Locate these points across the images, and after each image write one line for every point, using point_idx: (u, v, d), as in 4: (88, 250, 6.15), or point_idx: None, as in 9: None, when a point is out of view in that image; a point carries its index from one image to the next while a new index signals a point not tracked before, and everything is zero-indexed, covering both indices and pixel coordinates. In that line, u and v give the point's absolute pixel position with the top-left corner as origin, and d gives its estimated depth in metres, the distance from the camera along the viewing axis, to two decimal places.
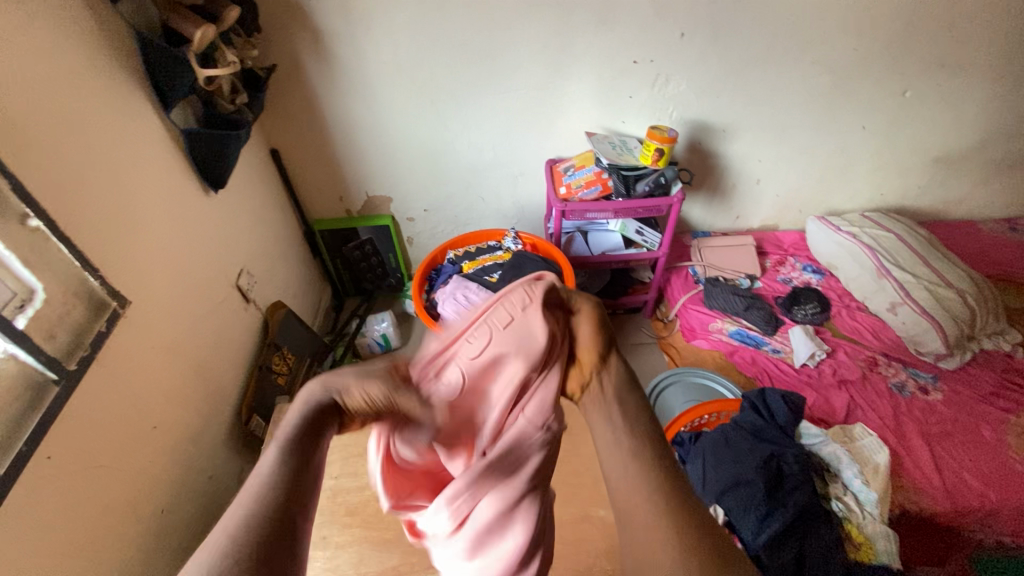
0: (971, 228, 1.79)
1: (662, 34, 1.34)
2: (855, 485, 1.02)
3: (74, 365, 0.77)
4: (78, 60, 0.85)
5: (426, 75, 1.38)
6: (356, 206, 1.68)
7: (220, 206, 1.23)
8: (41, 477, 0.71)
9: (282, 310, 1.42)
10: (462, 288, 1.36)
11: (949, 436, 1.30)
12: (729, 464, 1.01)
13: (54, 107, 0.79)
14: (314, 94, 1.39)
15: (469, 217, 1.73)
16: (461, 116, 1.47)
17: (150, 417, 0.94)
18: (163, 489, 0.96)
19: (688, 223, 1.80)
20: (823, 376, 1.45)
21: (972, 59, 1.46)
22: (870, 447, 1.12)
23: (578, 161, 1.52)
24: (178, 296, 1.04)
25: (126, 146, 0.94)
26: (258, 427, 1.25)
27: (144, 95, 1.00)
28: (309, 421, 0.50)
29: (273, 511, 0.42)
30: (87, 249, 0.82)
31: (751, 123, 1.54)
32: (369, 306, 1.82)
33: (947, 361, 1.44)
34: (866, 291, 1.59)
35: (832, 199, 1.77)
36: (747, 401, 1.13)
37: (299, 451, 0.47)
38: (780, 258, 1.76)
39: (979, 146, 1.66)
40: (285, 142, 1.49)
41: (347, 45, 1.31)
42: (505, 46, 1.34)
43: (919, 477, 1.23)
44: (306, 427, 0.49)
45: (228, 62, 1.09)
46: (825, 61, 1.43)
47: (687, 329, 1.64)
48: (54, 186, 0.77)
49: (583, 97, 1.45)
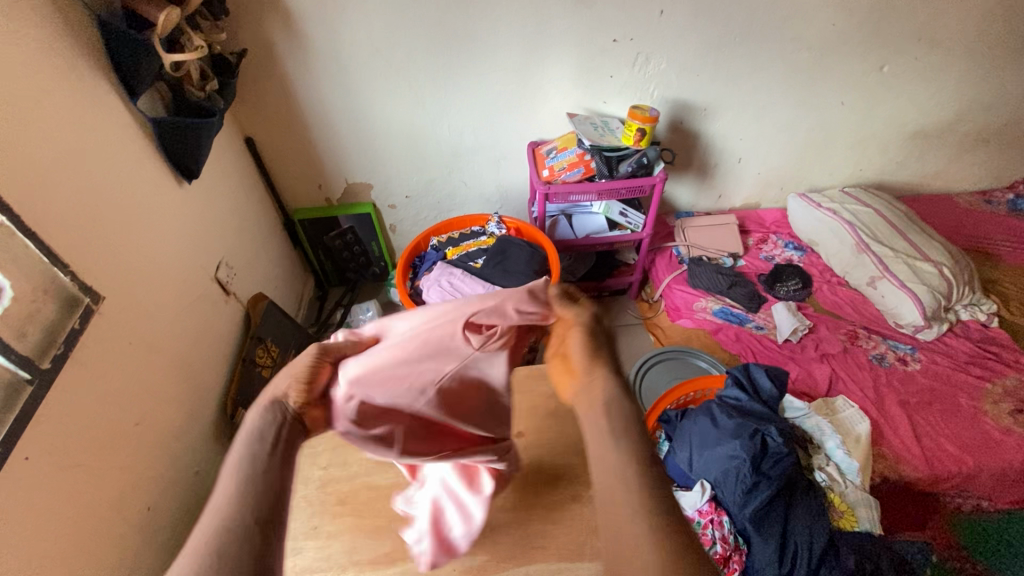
0: (947, 202, 1.82)
1: (641, 12, 1.33)
2: (838, 455, 1.06)
3: (47, 364, 0.75)
4: (36, 47, 0.81)
5: (403, 59, 1.35)
6: (336, 194, 1.65)
7: (194, 198, 1.19)
8: (20, 477, 0.70)
9: (264, 302, 1.39)
10: (447, 275, 1.35)
11: (928, 405, 1.33)
12: (714, 441, 1.02)
13: (15, 98, 0.76)
14: (288, 79, 1.35)
15: (452, 202, 1.71)
16: (440, 100, 1.45)
17: (132, 414, 0.92)
18: (148, 487, 0.95)
19: (672, 204, 1.80)
20: (805, 350, 1.47)
21: (948, 33, 1.47)
22: (852, 418, 1.16)
23: (560, 142, 1.50)
24: (154, 291, 1.01)
25: (92, 136, 0.91)
26: (244, 421, 1.23)
27: (109, 85, 0.96)
28: (266, 447, 0.50)
29: (244, 535, 0.44)
30: (55, 244, 0.79)
31: (732, 101, 1.54)
32: (354, 295, 1.80)
33: (926, 332, 1.47)
34: (847, 266, 1.61)
35: (813, 176, 1.78)
36: (733, 377, 1.13)
37: (270, 464, 0.49)
38: (763, 236, 1.78)
39: (955, 120, 1.68)
40: (260, 129, 1.45)
41: (320, 27, 1.27)
42: (483, 26, 1.31)
43: (899, 446, 1.26)
44: (269, 446, 0.50)
45: (194, 46, 1.05)
46: (804, 37, 1.43)
47: (672, 309, 1.65)
48: (17, 179, 0.74)
49: (564, 78, 1.43)
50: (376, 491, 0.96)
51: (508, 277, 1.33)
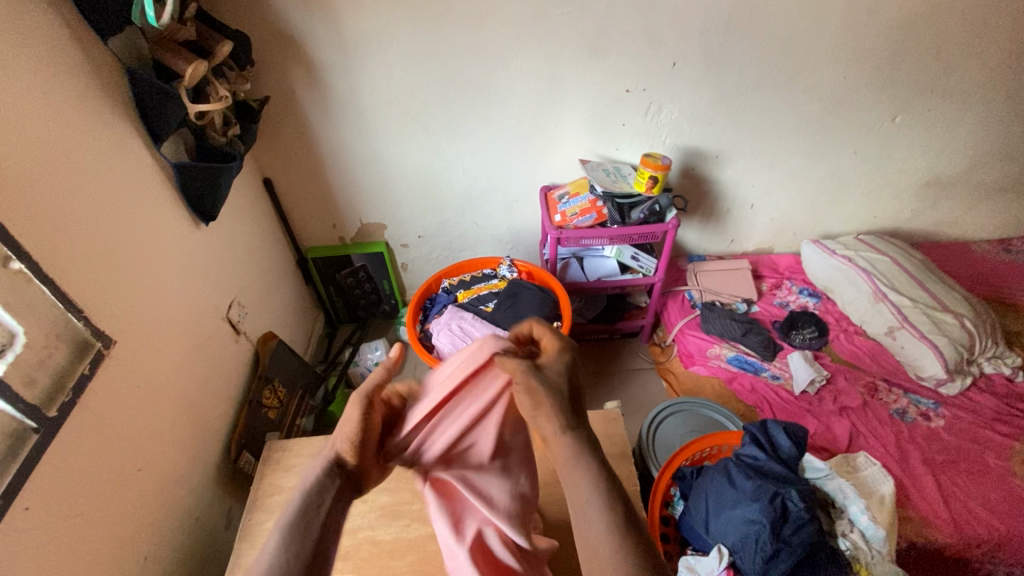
0: (964, 250, 1.80)
1: (654, 64, 1.35)
2: (862, 521, 0.99)
3: (54, 412, 0.74)
4: (69, 99, 0.84)
5: (419, 105, 1.38)
6: (350, 233, 1.66)
7: (211, 239, 1.21)
8: (19, 529, 0.68)
9: (273, 340, 1.39)
10: (457, 319, 1.34)
11: (954, 464, 1.28)
12: (731, 500, 0.99)
13: (43, 148, 0.78)
14: (308, 124, 1.39)
15: (464, 243, 1.72)
16: (454, 144, 1.47)
17: (136, 459, 0.91)
18: (147, 535, 0.93)
19: (684, 248, 1.79)
20: (823, 403, 1.43)
21: (959, 86, 1.48)
22: (875, 478, 1.11)
23: (572, 188, 1.52)
24: (166, 332, 1.02)
25: (113, 182, 0.92)
26: (248, 464, 1.21)
27: (133, 131, 0.99)
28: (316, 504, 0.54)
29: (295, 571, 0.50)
30: (72, 291, 0.80)
31: (744, 149, 1.55)
32: (363, 333, 1.80)
33: (948, 386, 1.42)
34: (864, 315, 1.59)
35: (826, 222, 1.77)
36: (750, 435, 1.09)
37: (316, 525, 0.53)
38: (776, 281, 1.76)
39: (971, 170, 1.67)
40: (278, 171, 1.48)
41: (341, 76, 1.31)
42: (497, 77, 1.35)
43: (926, 508, 1.21)
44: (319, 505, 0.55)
45: (219, 96, 1.08)
46: (815, 88, 1.45)
47: (685, 355, 1.62)
48: (39, 227, 0.76)
49: (577, 125, 1.46)
50: (378, 546, 0.93)
51: (519, 322, 1.32)
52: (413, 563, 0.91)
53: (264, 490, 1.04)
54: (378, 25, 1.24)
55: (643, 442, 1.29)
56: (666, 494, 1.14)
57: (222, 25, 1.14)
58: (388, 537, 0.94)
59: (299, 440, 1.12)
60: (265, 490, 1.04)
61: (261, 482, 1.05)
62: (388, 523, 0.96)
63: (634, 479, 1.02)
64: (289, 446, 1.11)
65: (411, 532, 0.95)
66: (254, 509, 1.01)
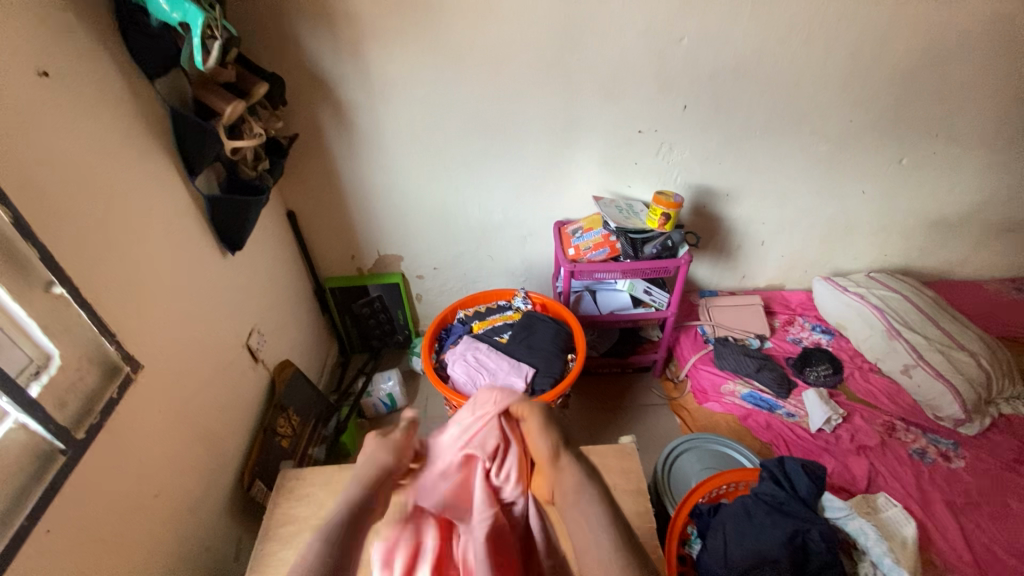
0: (977, 288, 1.80)
1: (665, 106, 1.41)
2: (886, 563, 0.97)
3: (81, 434, 0.76)
4: (116, 134, 0.90)
5: (440, 143, 1.44)
6: (367, 264, 1.70)
7: (236, 267, 1.25)
8: (40, 553, 0.69)
9: (290, 368, 1.41)
10: (473, 349, 1.36)
11: (977, 507, 1.25)
12: (752, 537, 0.97)
13: (88, 180, 0.83)
14: (333, 160, 1.45)
15: (478, 275, 1.75)
16: (473, 180, 1.52)
17: (153, 484, 0.91)
18: (160, 562, 0.92)
19: (696, 283, 1.81)
20: (840, 442, 1.41)
21: (963, 129, 1.52)
22: (896, 519, 1.08)
23: (585, 223, 1.55)
24: (190, 359, 1.04)
25: (151, 213, 0.97)
26: (260, 493, 1.21)
27: (171, 164, 1.04)
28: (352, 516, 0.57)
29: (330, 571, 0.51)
30: (106, 317, 0.83)
31: (754, 188, 1.59)
32: (376, 363, 1.81)
33: (968, 427, 1.41)
34: (878, 352, 1.58)
35: (837, 259, 1.79)
36: (767, 471, 1.08)
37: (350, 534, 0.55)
38: (789, 317, 1.76)
39: (981, 209, 1.69)
40: (301, 204, 1.53)
41: (366, 116, 1.38)
42: (515, 118, 1.41)
43: (949, 552, 1.17)
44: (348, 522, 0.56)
45: (253, 133, 1.13)
46: (822, 131, 1.49)
47: (699, 391, 1.61)
48: (79, 254, 0.79)
49: (590, 163, 1.51)
50: None
51: (534, 353, 1.33)
52: None
53: (277, 519, 1.04)
54: (404, 68, 1.31)
55: (658, 479, 1.28)
56: (682, 532, 1.11)
57: (258, 67, 1.21)
58: None
59: (313, 469, 1.12)
60: (278, 520, 1.04)
61: (274, 511, 1.05)
62: None
63: (651, 516, 1.00)
64: (303, 475, 1.11)
65: None
66: (266, 540, 1.01)
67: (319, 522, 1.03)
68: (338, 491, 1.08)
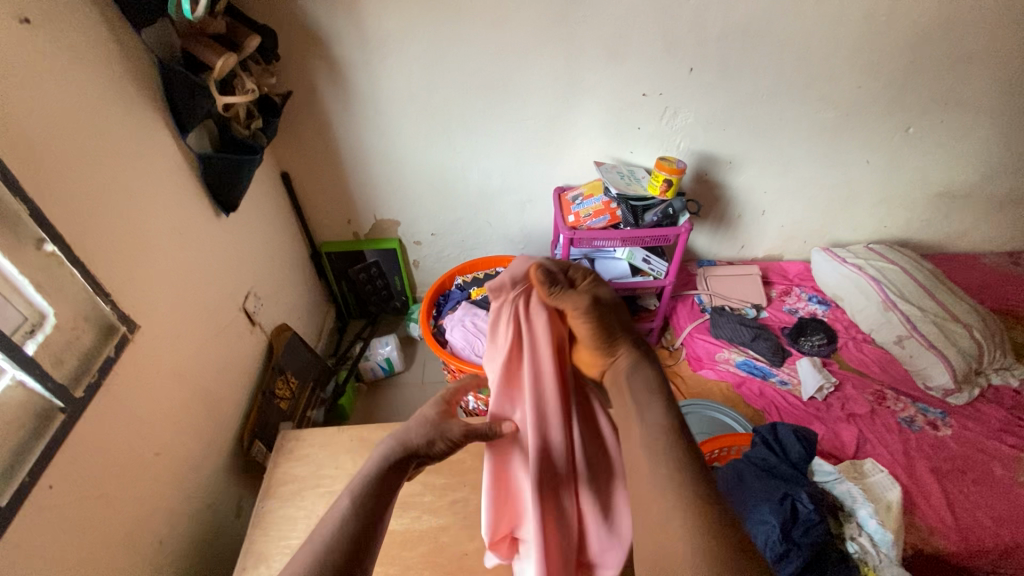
0: (972, 262, 1.81)
1: (672, 69, 1.37)
2: (871, 525, 1.00)
3: (80, 393, 0.76)
4: (98, 83, 0.86)
5: (439, 105, 1.40)
6: (364, 229, 1.68)
7: (230, 229, 1.23)
8: (42, 508, 0.70)
9: (288, 331, 1.41)
10: (470, 315, 1.38)
11: (960, 474, 1.29)
12: (740, 502, 1.01)
13: (72, 134, 0.79)
14: (328, 120, 1.41)
15: (476, 241, 1.74)
16: (471, 144, 1.49)
17: (153, 443, 0.92)
18: (162, 518, 0.94)
19: (694, 252, 1.81)
20: (831, 410, 1.44)
21: (973, 99, 1.49)
22: (882, 483, 1.12)
23: (586, 190, 1.54)
24: (187, 321, 1.04)
25: (138, 168, 0.94)
26: (259, 453, 1.22)
27: (161, 120, 1.01)
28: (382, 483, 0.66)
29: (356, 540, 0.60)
30: (100, 276, 0.82)
31: (756, 156, 1.57)
32: (373, 329, 1.82)
33: (956, 396, 1.43)
34: (873, 323, 1.60)
35: (836, 230, 1.79)
36: (759, 436, 1.12)
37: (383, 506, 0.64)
38: (786, 288, 1.77)
39: (982, 182, 1.68)
40: (296, 166, 1.50)
41: (362, 74, 1.33)
42: (513, 79, 1.36)
43: (931, 515, 1.21)
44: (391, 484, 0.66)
45: (245, 89, 1.10)
46: (829, 97, 1.46)
47: (693, 359, 1.62)
48: (68, 209, 0.77)
49: (593, 127, 1.47)
50: (390, 536, 0.93)
51: None
52: (426, 554, 0.91)
53: (277, 479, 1.05)
54: (402, 23, 1.25)
55: None
56: None
57: (249, 19, 1.17)
58: (400, 528, 0.94)
59: (312, 431, 1.14)
60: (278, 479, 1.05)
61: (274, 471, 1.07)
62: (400, 514, 0.96)
63: None
64: (302, 436, 1.12)
65: (421, 525, 0.94)
66: (266, 498, 1.02)
67: (320, 480, 1.05)
68: (337, 452, 1.10)
